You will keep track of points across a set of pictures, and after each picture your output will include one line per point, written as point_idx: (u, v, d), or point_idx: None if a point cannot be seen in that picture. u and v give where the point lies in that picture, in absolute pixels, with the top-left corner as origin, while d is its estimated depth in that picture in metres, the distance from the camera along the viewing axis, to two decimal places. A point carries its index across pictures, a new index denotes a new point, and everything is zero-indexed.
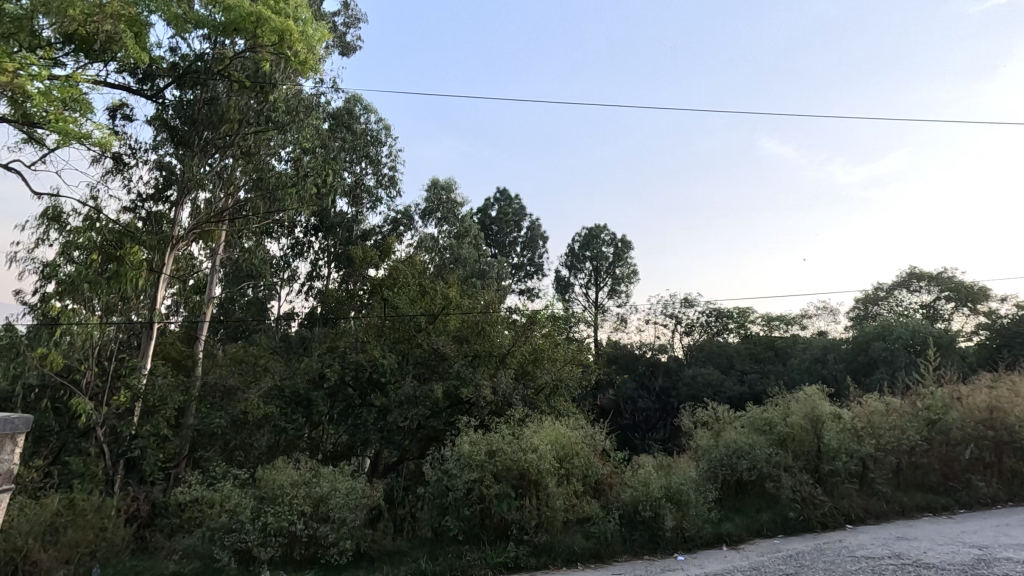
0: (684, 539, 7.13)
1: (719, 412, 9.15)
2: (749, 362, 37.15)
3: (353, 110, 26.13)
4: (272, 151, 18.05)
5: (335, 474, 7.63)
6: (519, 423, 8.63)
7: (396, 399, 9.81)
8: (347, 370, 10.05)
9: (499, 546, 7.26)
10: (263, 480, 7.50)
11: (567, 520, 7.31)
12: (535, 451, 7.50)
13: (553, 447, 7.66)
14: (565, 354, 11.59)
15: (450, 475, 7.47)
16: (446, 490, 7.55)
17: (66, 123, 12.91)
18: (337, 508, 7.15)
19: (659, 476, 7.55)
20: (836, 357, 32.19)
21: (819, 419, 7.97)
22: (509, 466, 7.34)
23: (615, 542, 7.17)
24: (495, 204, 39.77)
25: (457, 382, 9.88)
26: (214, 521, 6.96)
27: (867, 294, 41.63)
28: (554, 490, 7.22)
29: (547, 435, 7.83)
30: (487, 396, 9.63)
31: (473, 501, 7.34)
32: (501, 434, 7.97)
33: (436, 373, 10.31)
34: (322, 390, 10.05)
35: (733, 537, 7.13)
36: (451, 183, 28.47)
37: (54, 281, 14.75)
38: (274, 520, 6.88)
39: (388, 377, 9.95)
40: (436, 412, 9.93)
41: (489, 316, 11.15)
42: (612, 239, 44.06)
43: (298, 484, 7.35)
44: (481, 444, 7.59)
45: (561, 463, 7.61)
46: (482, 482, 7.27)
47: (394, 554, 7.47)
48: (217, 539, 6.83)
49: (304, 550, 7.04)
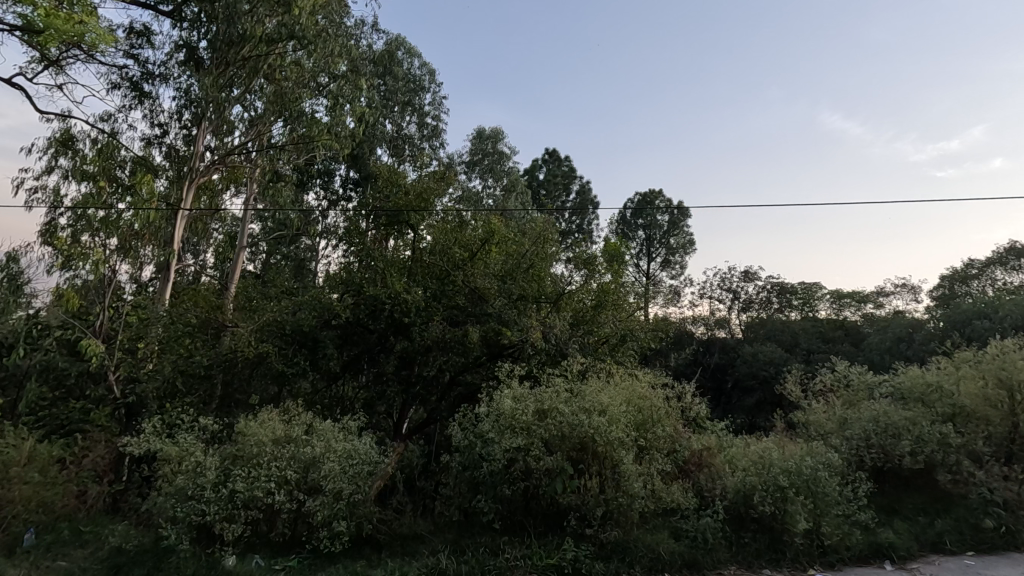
0: (822, 551, 4.85)
1: (849, 373, 6.83)
2: (819, 341, 33.65)
3: (395, 53, 23.98)
4: (304, 85, 16.29)
5: (334, 431, 5.76)
6: (579, 377, 6.56)
7: (424, 345, 7.91)
8: (365, 306, 8.20)
9: (552, 541, 5.23)
10: (240, 433, 5.71)
11: (647, 511, 5.20)
12: (605, 414, 5.47)
13: (627, 408, 5.57)
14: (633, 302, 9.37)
15: (487, 439, 5.50)
16: (479, 461, 5.58)
17: (59, 20, 11.22)
18: (332, 475, 5.26)
19: (780, 457, 5.31)
20: (924, 337, 28.33)
21: (1017, 389, 5.55)
22: (566, 432, 5.34)
23: (718, 547, 4.98)
24: (545, 166, 37.00)
25: (498, 326, 7.85)
26: (169, 484, 5.20)
27: (955, 271, 37.23)
28: (630, 469, 5.13)
29: (619, 394, 5.77)
30: (536, 343, 7.58)
31: (515, 478, 5.35)
32: (553, 388, 5.96)
33: (471, 315, 8.33)
34: (333, 329, 8.26)
35: (899, 551, 4.82)
36: (498, 132, 26.11)
37: (64, 213, 13.53)
38: (245, 488, 5.06)
39: (413, 318, 8.02)
40: (473, 362, 8.07)
41: (540, 251, 8.99)
42: (668, 206, 40.65)
43: (282, 443, 5.52)
44: (530, 403, 5.61)
45: (639, 430, 5.53)
46: (530, 451, 5.29)
47: (410, 541, 5.63)
48: (170, 507, 5.07)
49: (287, 531, 5.24)
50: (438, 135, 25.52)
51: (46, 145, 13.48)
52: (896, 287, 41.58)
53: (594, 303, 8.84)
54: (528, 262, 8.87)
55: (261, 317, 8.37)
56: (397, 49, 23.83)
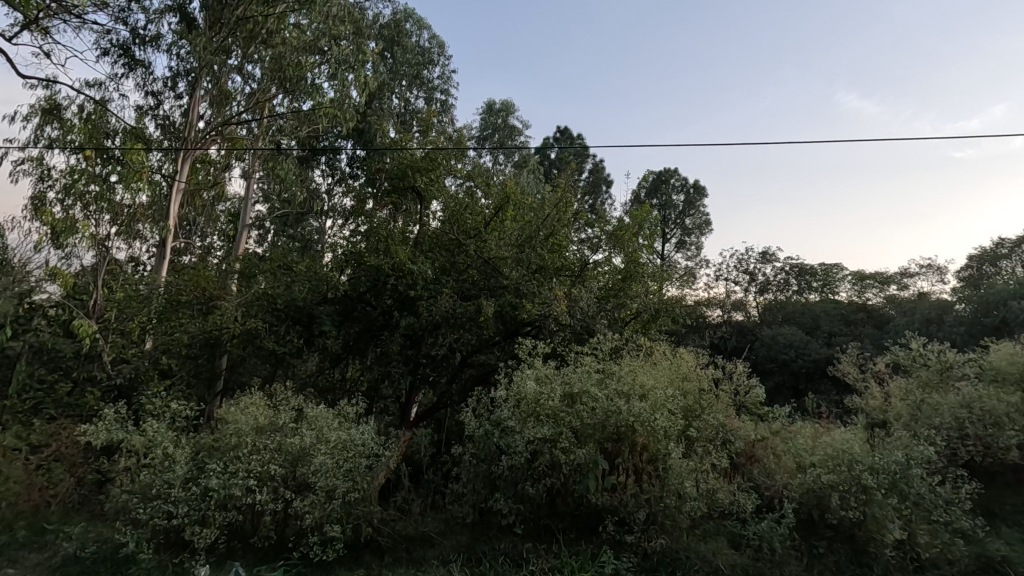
0: (918, 565, 3.99)
1: (924, 352, 5.90)
2: (841, 323, 32.42)
3: (403, 24, 22.67)
4: (306, 50, 15.20)
5: (327, 417, 4.93)
6: (611, 356, 5.69)
7: (432, 321, 7.06)
8: (368, 278, 7.37)
9: (586, 550, 4.43)
10: (218, 421, 4.91)
11: (698, 514, 4.38)
12: (646, 399, 4.62)
13: (671, 391, 4.71)
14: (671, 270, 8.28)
15: (506, 428, 4.69)
16: (496, 453, 4.77)
17: None
18: (325, 470, 4.46)
19: (860, 449, 4.44)
20: (955, 319, 26.95)
21: None
22: (599, 419, 4.53)
23: (787, 559, 4.14)
24: (557, 144, 35.54)
25: (515, 299, 6.96)
26: (131, 480, 4.42)
27: (985, 251, 35.61)
28: (679, 464, 4.29)
29: (661, 374, 4.90)
30: (559, 317, 6.71)
31: (540, 474, 4.53)
32: (582, 367, 5.12)
33: (485, 289, 7.47)
34: (330, 304, 7.43)
35: (1015, 567, 3.97)
36: (509, 105, 24.89)
37: (52, 186, 12.77)
38: (219, 485, 4.28)
39: (420, 291, 7.16)
40: (487, 339, 7.23)
41: (562, 218, 8.04)
42: (684, 185, 39.15)
43: (266, 431, 4.73)
44: (557, 385, 4.77)
45: (687, 418, 4.67)
46: (558, 442, 4.47)
47: (418, 545, 4.86)
48: (132, 507, 4.29)
49: (271, 535, 4.47)
50: (447, 110, 24.27)
51: (32, 114, 12.64)
52: (921, 267, 40.05)
53: (624, 273, 7.93)
54: (548, 229, 7.90)
55: (251, 291, 7.54)
56: (405, 20, 22.37)
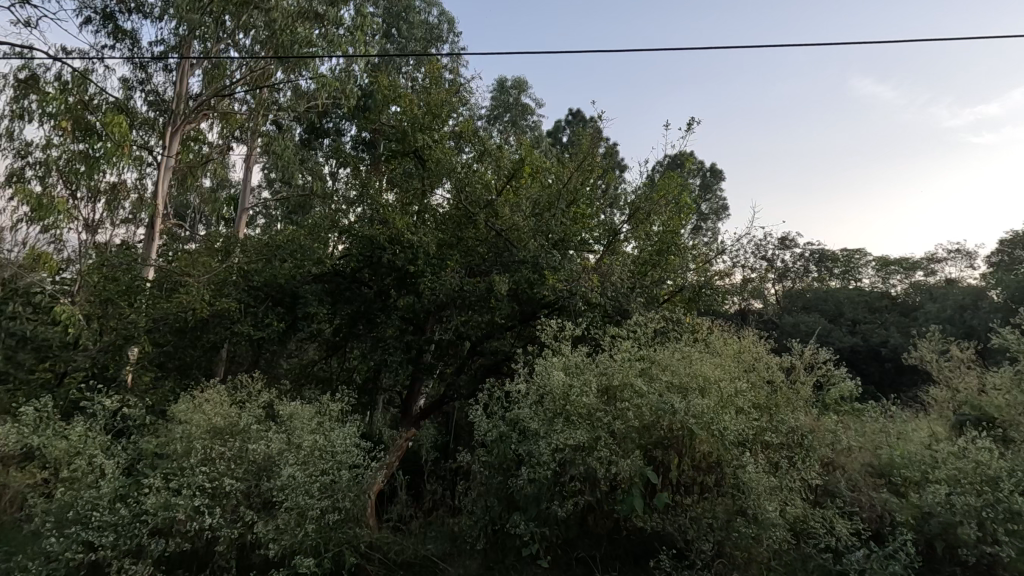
0: None
1: None
2: (865, 310, 30.97)
3: None
4: (303, 17, 13.53)
5: (303, 417, 3.96)
6: (652, 339, 4.66)
7: (437, 302, 6.09)
8: (363, 253, 6.43)
9: None
10: (168, 422, 3.94)
11: (782, 545, 3.35)
12: (708, 394, 3.60)
13: (738, 384, 3.69)
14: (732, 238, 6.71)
15: (528, 429, 3.70)
16: (515, 463, 3.79)
17: None
18: (297, 486, 3.49)
19: (995, 461, 3.40)
20: (991, 307, 25.41)
21: None
22: (648, 419, 3.55)
23: None
24: (568, 126, 33.99)
25: (535, 276, 5.92)
26: (47, 500, 3.45)
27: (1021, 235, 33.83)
28: (756, 480, 3.28)
29: (723, 363, 3.87)
30: (588, 296, 5.66)
31: (571, 490, 3.55)
32: (621, 353, 4.10)
33: (498, 264, 6.46)
34: (320, 283, 6.50)
35: None
36: (520, 82, 23.56)
37: (32, 163, 11.86)
38: (158, 506, 3.30)
39: (422, 267, 6.15)
40: (502, 323, 6.23)
41: (586, 181, 6.93)
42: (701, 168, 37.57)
43: (224, 434, 3.76)
44: (591, 376, 3.76)
45: (761, 419, 3.65)
46: (596, 449, 3.49)
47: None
48: (45, 535, 3.33)
49: (229, 568, 3.50)
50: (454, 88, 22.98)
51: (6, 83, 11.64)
52: (949, 253, 38.38)
53: (659, 246, 6.67)
54: (569, 194, 6.79)
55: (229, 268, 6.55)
56: None
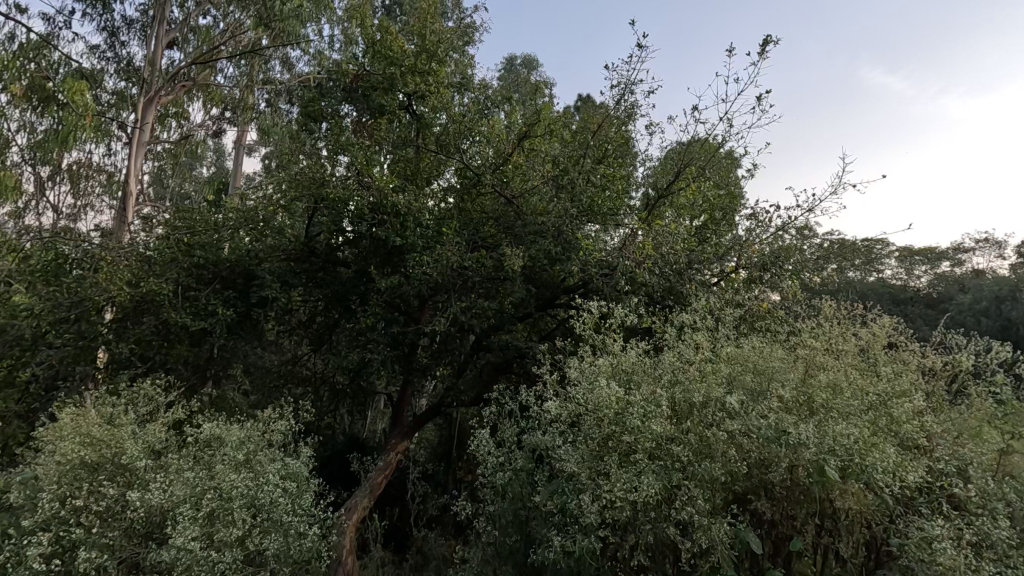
0: None
1: None
2: (890, 302, 29.34)
3: None
4: None
5: (228, 446, 2.70)
6: (725, 329, 3.33)
7: (431, 284, 4.84)
8: (340, 225, 5.16)
9: None
10: (30, 454, 2.70)
11: None
12: (846, 415, 2.30)
13: (891, 400, 2.36)
14: (809, 208, 5.02)
15: (558, 468, 2.45)
16: (538, 517, 2.54)
17: None
18: (195, 564, 2.26)
19: None
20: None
21: None
22: (752, 453, 2.29)
23: None
24: None
25: (558, 247, 4.63)
26: None
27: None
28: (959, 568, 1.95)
29: (856, 367, 2.56)
30: (628, 274, 4.32)
31: (627, 563, 2.29)
32: (697, 350, 2.80)
33: (509, 236, 5.14)
34: (288, 262, 5.27)
35: None
36: (529, 59, 22.00)
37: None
38: None
39: (413, 241, 4.84)
40: (513, 309, 4.95)
41: (619, 135, 5.55)
42: None
43: (104, 472, 2.52)
44: (656, 388, 2.47)
45: (935, 454, 2.32)
46: (668, 503, 2.22)
47: None
48: None
49: None
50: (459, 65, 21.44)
51: None
52: (975, 244, 36.62)
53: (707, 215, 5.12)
54: (597, 151, 5.41)
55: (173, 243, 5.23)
56: None
